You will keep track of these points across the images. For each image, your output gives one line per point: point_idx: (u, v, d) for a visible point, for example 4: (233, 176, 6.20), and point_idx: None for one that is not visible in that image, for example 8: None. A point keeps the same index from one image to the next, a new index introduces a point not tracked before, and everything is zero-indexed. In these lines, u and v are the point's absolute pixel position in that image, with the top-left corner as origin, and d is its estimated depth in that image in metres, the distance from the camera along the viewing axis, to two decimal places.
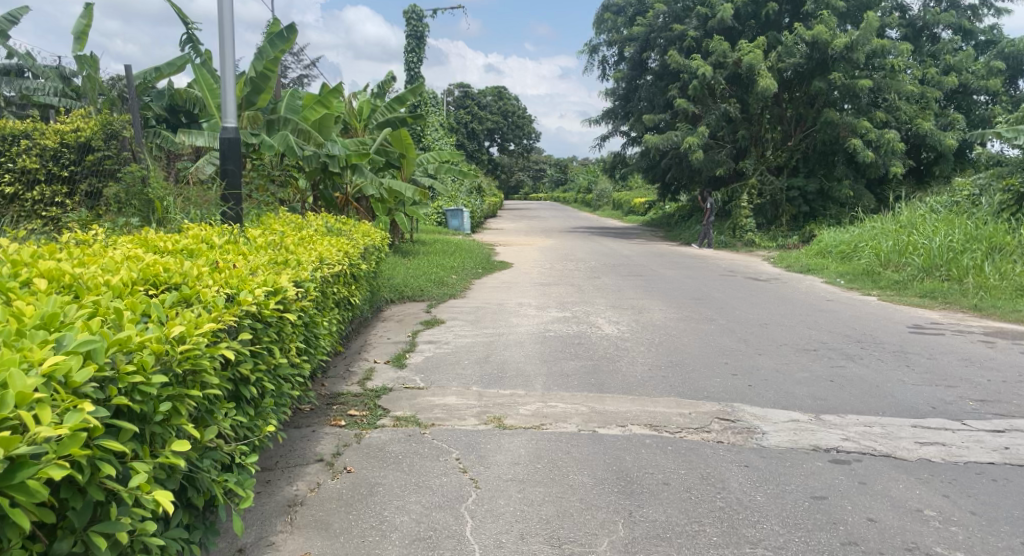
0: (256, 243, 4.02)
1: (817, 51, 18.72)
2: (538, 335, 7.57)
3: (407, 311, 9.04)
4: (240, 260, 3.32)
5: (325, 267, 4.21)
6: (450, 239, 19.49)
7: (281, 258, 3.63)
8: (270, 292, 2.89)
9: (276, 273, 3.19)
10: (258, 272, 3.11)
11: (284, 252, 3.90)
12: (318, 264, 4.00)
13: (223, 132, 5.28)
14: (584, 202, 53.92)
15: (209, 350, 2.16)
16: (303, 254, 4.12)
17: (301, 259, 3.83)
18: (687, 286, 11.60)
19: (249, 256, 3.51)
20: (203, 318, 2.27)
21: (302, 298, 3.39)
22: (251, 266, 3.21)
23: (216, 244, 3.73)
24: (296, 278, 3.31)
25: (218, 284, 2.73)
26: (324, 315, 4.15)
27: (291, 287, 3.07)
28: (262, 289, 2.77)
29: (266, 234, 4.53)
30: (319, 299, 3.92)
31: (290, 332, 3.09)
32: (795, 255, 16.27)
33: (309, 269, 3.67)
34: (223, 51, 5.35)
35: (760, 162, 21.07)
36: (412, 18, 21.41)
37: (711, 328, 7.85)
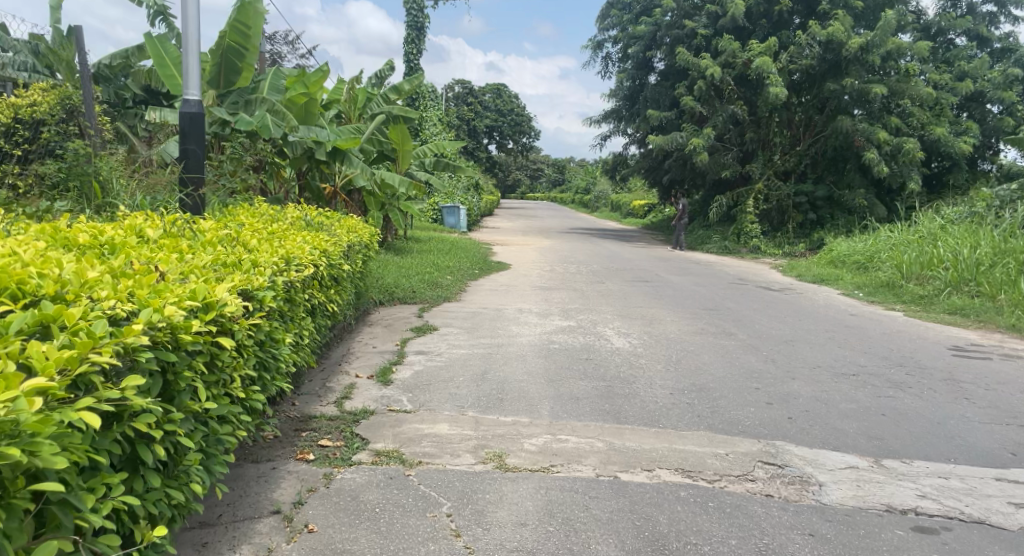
0: (208, 238, 3.24)
1: (830, 52, 18.10)
2: (541, 347, 6.84)
3: (396, 315, 8.28)
4: (172, 258, 2.55)
5: (297, 269, 3.44)
6: (445, 237, 18.72)
7: (234, 257, 2.87)
8: (196, 307, 2.12)
9: (219, 279, 2.43)
10: (188, 278, 2.35)
11: (241, 250, 3.13)
12: (282, 268, 3.21)
13: (184, 105, 4.46)
14: (581, 203, 53.18)
15: (41, 424, 1.46)
16: (268, 253, 3.34)
17: (259, 260, 3.04)
18: (698, 294, 10.87)
19: (189, 254, 2.75)
20: (51, 365, 1.57)
21: (254, 311, 2.61)
22: (183, 269, 2.44)
23: (150, 236, 2.94)
24: (243, 287, 2.52)
25: (113, 298, 1.97)
26: (291, 327, 3.37)
27: (233, 299, 2.29)
28: (177, 306, 2.00)
29: (222, 227, 3.74)
30: (282, 310, 3.14)
31: (230, 359, 2.32)
32: (805, 263, 15.57)
33: (268, 272, 2.87)
34: (184, 9, 4.46)
35: (768, 166, 20.32)
36: (412, 8, 20.53)
37: (733, 345, 7.11)
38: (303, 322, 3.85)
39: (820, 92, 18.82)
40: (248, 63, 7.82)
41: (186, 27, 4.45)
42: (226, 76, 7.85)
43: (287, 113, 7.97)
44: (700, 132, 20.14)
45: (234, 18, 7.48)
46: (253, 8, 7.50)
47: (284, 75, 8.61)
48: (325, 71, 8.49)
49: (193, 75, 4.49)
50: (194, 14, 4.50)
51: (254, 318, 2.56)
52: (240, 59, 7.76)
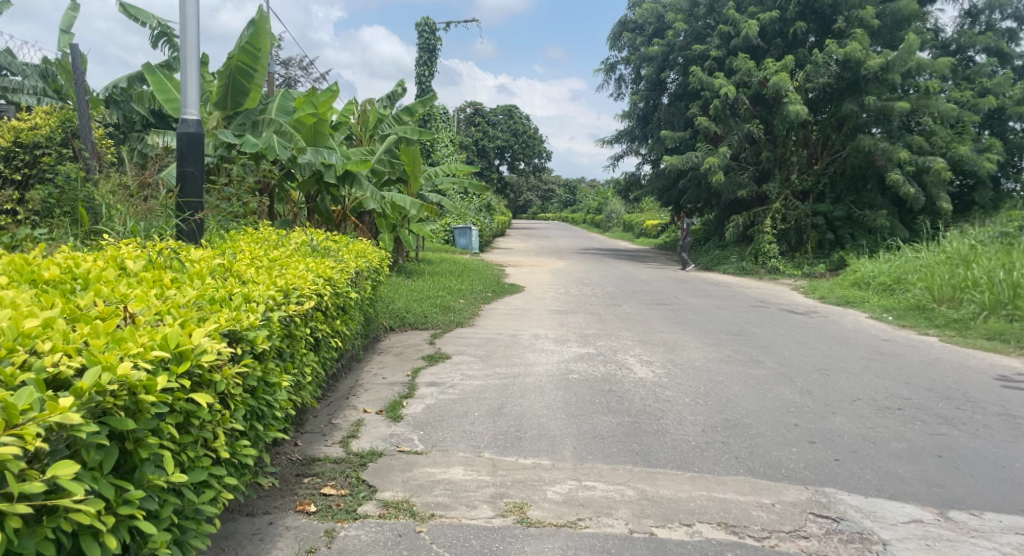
0: (199, 268, 2.97)
1: (849, 70, 17.76)
2: (560, 377, 6.47)
3: (407, 342, 7.95)
4: (150, 295, 2.30)
5: (299, 299, 3.18)
6: (457, 258, 18.41)
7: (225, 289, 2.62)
8: (164, 362, 1.88)
9: (201, 318, 2.19)
10: (163, 321, 2.09)
11: (235, 282, 2.87)
12: (280, 299, 2.93)
13: (182, 125, 4.18)
14: (593, 223, 52.83)
15: None
16: (268, 283, 3.08)
17: (254, 292, 2.76)
18: (720, 318, 10.46)
19: (173, 288, 2.49)
20: None
21: (245, 353, 2.34)
22: (160, 309, 2.20)
23: (130, 269, 2.67)
24: (230, 327, 2.26)
25: (60, 356, 1.74)
26: (291, 365, 3.07)
27: (213, 345, 2.04)
28: (135, 366, 1.76)
29: (217, 254, 3.47)
30: (280, 346, 2.86)
31: (213, 414, 2.07)
32: (827, 285, 15.10)
33: (263, 306, 2.60)
34: (182, 20, 4.17)
35: (785, 186, 19.85)
36: (424, 30, 20.50)
37: (763, 375, 6.69)
38: (307, 357, 3.58)
39: (838, 110, 18.47)
40: (256, 83, 7.60)
41: (185, 38, 4.16)
42: (232, 97, 7.64)
43: (294, 134, 7.72)
44: (715, 152, 19.83)
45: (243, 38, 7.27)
46: (261, 28, 7.28)
47: (293, 96, 8.41)
48: (334, 92, 8.24)
49: (192, 90, 4.20)
50: (193, 24, 4.21)
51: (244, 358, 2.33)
52: (248, 79, 7.53)
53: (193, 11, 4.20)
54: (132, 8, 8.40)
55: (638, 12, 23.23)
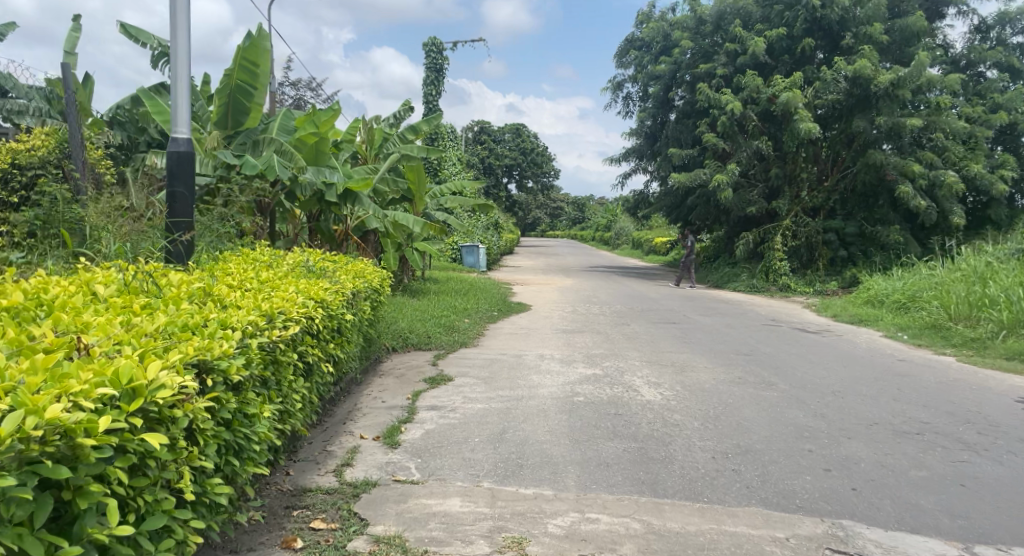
0: (178, 293, 2.91)
1: (858, 87, 17.61)
2: (565, 399, 6.29)
3: (410, 363, 7.80)
4: (114, 326, 2.24)
5: (286, 321, 3.10)
6: (464, 277, 18.27)
7: (200, 314, 2.55)
8: (111, 402, 1.83)
9: (164, 350, 2.13)
10: (120, 355, 2.03)
11: (213, 306, 2.80)
12: (263, 324, 2.83)
13: (173, 144, 4.09)
14: (602, 240, 52.68)
15: None
16: (251, 305, 3.01)
17: (232, 318, 2.68)
18: (730, 337, 10.25)
19: (143, 316, 2.42)
20: None
21: (215, 384, 2.26)
22: (121, 342, 2.15)
23: (102, 297, 2.61)
24: (196, 358, 2.19)
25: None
26: (275, 392, 2.97)
27: (169, 382, 1.98)
28: (75, 409, 1.71)
29: (204, 277, 3.39)
30: (263, 374, 2.77)
31: (173, 453, 2.00)
32: (840, 303, 14.84)
33: (239, 334, 2.52)
34: (172, 37, 4.08)
35: (795, 203, 19.65)
36: (431, 50, 20.56)
37: (775, 397, 6.48)
38: (297, 380, 3.49)
39: (848, 127, 18.33)
40: (257, 102, 7.56)
41: (175, 57, 4.07)
42: (233, 117, 7.61)
43: (296, 153, 7.66)
44: (723, 169, 19.70)
45: (241, 55, 7.23)
46: (260, 45, 7.24)
47: (295, 116, 8.37)
48: (337, 111, 8.18)
49: (182, 109, 4.12)
50: (184, 42, 4.13)
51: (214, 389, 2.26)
52: (248, 98, 7.49)
53: (185, 29, 4.12)
54: (133, 29, 8.38)
55: (644, 30, 23.25)
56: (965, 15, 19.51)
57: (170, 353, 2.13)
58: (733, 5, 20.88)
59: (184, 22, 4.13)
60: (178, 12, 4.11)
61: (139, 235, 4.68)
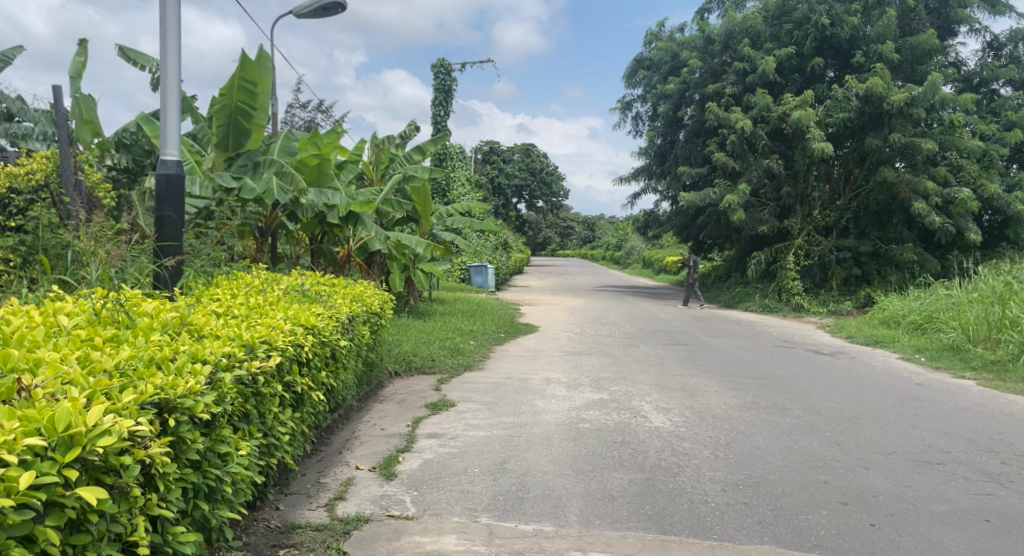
0: (151, 324, 2.85)
1: (870, 105, 17.45)
2: (570, 426, 6.09)
3: (412, 388, 7.63)
4: (67, 368, 2.18)
5: (269, 349, 3.02)
6: (473, 298, 18.12)
7: (167, 348, 2.48)
8: (44, 455, 1.75)
9: (116, 394, 2.06)
10: (65, 399, 1.96)
11: (186, 338, 2.73)
12: (238, 356, 2.74)
13: (161, 166, 4.00)
14: (612, 260, 52.44)
15: None
16: (230, 333, 2.93)
17: (202, 352, 2.59)
18: (743, 360, 10.01)
19: (105, 353, 2.36)
20: None
21: (173, 427, 2.19)
22: (71, 384, 2.09)
23: (68, 332, 2.56)
24: (149, 400, 2.11)
25: None
26: (254, 427, 2.87)
27: (112, 429, 1.90)
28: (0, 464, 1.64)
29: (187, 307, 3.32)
30: (237, 410, 2.67)
31: (115, 507, 1.91)
32: (854, 323, 14.55)
33: (206, 370, 2.44)
34: (161, 57, 4.02)
35: (806, 222, 19.40)
36: (440, 71, 20.62)
37: (789, 424, 6.24)
38: (285, 408, 3.40)
39: (860, 145, 18.16)
40: (257, 123, 7.54)
41: (164, 78, 3.99)
42: (234, 138, 7.57)
43: (296, 174, 7.58)
44: (734, 188, 19.54)
45: (238, 76, 7.19)
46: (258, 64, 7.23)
47: (297, 137, 8.33)
48: (339, 132, 8.11)
49: (172, 131, 4.03)
50: (174, 63, 4.05)
51: (173, 430, 2.18)
52: (248, 119, 7.45)
53: (175, 49, 4.05)
54: (132, 50, 8.40)
55: (653, 50, 23.23)
56: (976, 33, 19.36)
57: (120, 396, 2.06)
58: (741, 24, 20.82)
59: (174, 43, 4.06)
60: (168, 32, 4.04)
61: (127, 260, 4.55)
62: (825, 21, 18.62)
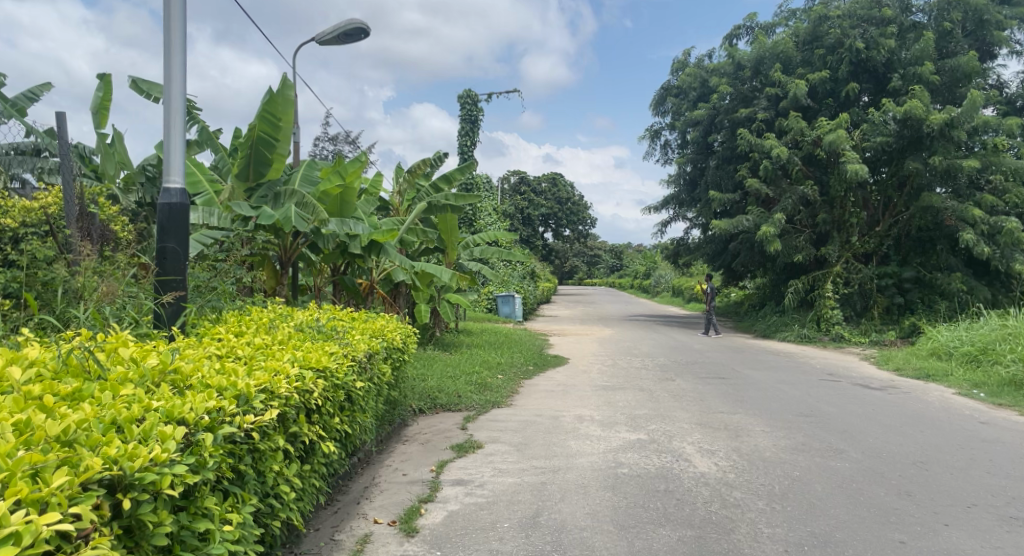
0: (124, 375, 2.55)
1: (909, 128, 16.89)
2: (607, 470, 5.62)
3: (437, 427, 7.23)
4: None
5: (267, 396, 2.71)
6: (500, 328, 17.67)
7: (133, 407, 2.20)
8: None
9: (44, 478, 1.77)
10: None
11: (162, 392, 2.43)
12: (223, 413, 2.41)
13: (163, 195, 3.74)
14: (641, 288, 51.70)
15: None
16: (220, 380, 2.63)
17: (174, 412, 2.27)
18: (788, 395, 9.43)
19: (54, 417, 2.07)
20: None
21: (114, 514, 1.88)
22: None
23: (21, 389, 2.27)
24: (82, 484, 1.81)
25: None
26: (247, 495, 2.53)
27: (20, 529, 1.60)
28: None
29: (177, 351, 3.01)
30: (218, 479, 2.34)
31: None
32: (901, 355, 13.82)
33: (172, 435, 2.13)
34: (166, 81, 3.79)
35: (844, 249, 18.67)
36: (467, 102, 20.51)
37: (849, 470, 5.69)
38: (294, 459, 3.09)
39: (900, 170, 17.57)
40: (280, 152, 7.33)
41: (168, 102, 3.79)
42: (255, 168, 7.35)
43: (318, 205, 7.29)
44: (768, 215, 18.98)
45: (262, 108, 7.04)
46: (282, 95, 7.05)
47: (319, 166, 8.12)
48: (362, 160, 7.96)
49: (176, 156, 3.78)
50: (178, 85, 3.83)
51: (130, 512, 1.93)
52: (271, 150, 7.24)
53: (180, 69, 3.83)
54: (145, 83, 8.28)
55: (681, 77, 22.91)
56: (1019, 54, 18.73)
57: (53, 479, 1.78)
58: (772, 49, 20.43)
59: (179, 64, 3.85)
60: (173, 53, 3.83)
61: (124, 297, 4.26)
62: (859, 44, 18.21)
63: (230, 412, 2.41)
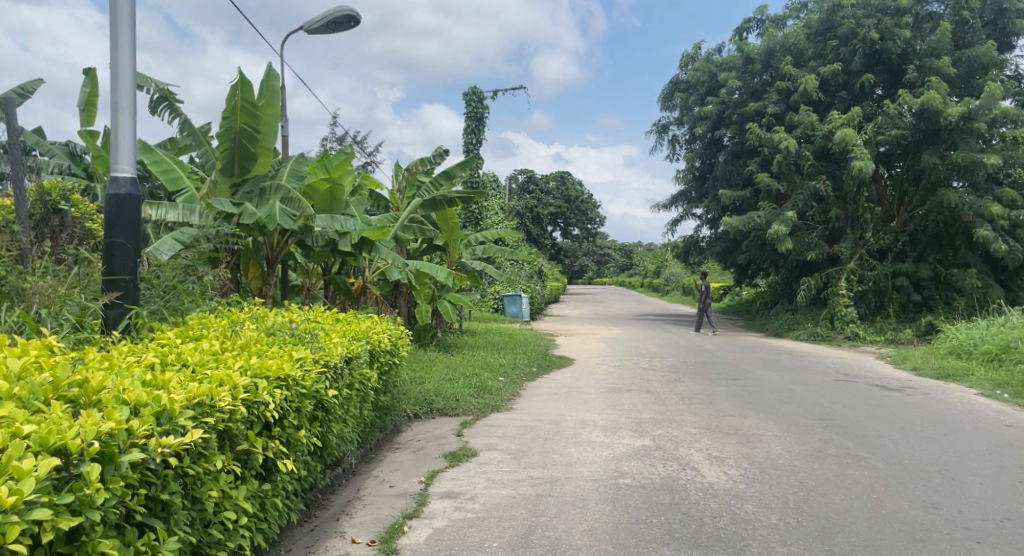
0: (14, 392, 2.26)
1: (925, 121, 16.39)
2: (609, 481, 5.24)
3: (431, 433, 6.87)
4: None
5: (194, 413, 2.40)
6: (506, 328, 17.32)
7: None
8: None
9: None
10: None
11: (49, 413, 2.14)
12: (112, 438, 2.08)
13: (114, 184, 3.74)
14: (651, 287, 51.23)
15: None
16: (135, 396, 2.34)
17: (43, 441, 1.96)
18: (802, 397, 9.01)
19: None
20: None
21: None
22: None
23: None
24: None
25: None
26: (158, 535, 2.21)
27: None
28: None
29: (97, 361, 2.72)
30: (108, 520, 2.02)
31: None
32: (918, 353, 13.37)
33: (26, 469, 1.82)
34: (112, 68, 3.79)
35: (859, 245, 18.14)
36: (471, 100, 20.13)
37: (869, 480, 5.29)
38: (246, 479, 2.78)
39: (915, 163, 17.08)
40: (263, 146, 7.15)
41: (117, 90, 3.80)
42: (240, 163, 7.15)
43: (303, 200, 7.05)
44: (779, 211, 18.54)
45: (240, 97, 6.82)
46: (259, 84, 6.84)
47: (307, 161, 7.84)
48: (349, 152, 7.63)
49: (126, 144, 3.79)
50: (126, 72, 3.82)
51: None
52: (253, 143, 7.06)
53: (127, 55, 3.81)
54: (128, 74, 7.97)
55: (689, 71, 22.42)
56: None
57: None
58: (782, 42, 19.97)
59: (125, 51, 3.83)
60: (119, 37, 3.80)
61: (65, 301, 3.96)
62: (874, 35, 17.71)
63: (133, 436, 2.12)
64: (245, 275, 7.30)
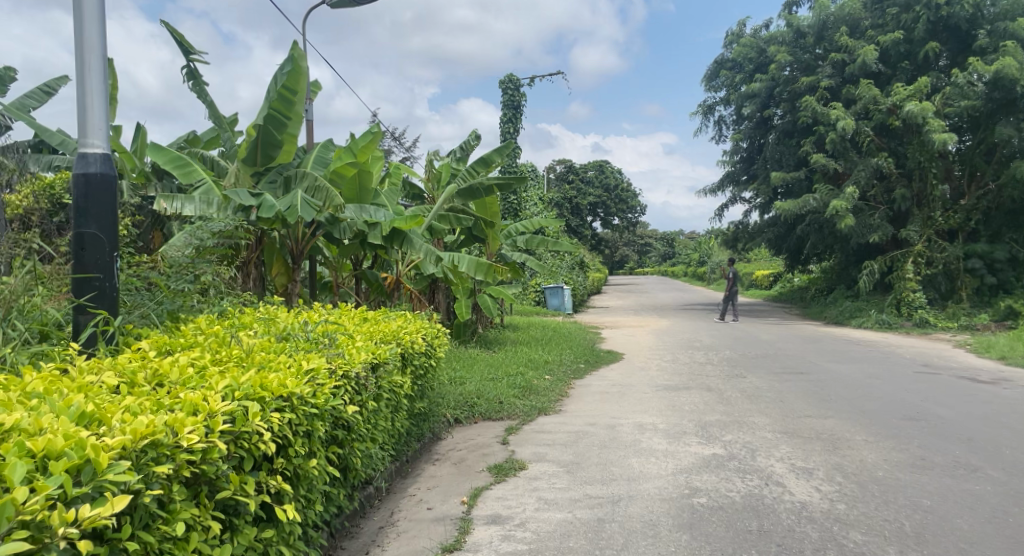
0: None
1: (1000, 89, 15.02)
2: (680, 500, 4.50)
3: (472, 441, 6.21)
4: None
5: (133, 465, 1.85)
6: (548, 322, 16.57)
7: None
8: None
9: None
10: None
11: None
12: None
13: (84, 162, 3.28)
14: (695, 276, 49.81)
15: None
16: (45, 445, 1.81)
17: None
18: (882, 393, 8.07)
19: None
20: None
21: None
22: None
23: None
24: None
25: None
26: None
27: None
28: None
29: (32, 393, 2.18)
30: None
31: None
32: (1002, 341, 12.16)
33: None
34: (77, 29, 3.29)
35: (926, 226, 16.74)
36: (509, 87, 19.38)
37: (994, 497, 4.42)
38: (236, 532, 2.22)
39: (989, 135, 15.71)
40: (290, 133, 6.60)
41: (82, 51, 3.29)
42: (263, 152, 6.63)
43: (331, 189, 6.52)
44: (838, 192, 17.32)
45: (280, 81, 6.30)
46: (303, 72, 6.31)
47: (333, 146, 7.27)
48: (376, 134, 6.96)
49: (96, 113, 3.30)
50: (92, 30, 3.31)
51: None
52: (281, 130, 6.51)
53: (92, 10, 3.30)
54: None
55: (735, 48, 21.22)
56: None
57: None
58: (836, 12, 18.68)
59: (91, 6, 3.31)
60: None
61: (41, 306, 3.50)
62: None
63: (21, 512, 1.58)
64: (270, 274, 6.82)
